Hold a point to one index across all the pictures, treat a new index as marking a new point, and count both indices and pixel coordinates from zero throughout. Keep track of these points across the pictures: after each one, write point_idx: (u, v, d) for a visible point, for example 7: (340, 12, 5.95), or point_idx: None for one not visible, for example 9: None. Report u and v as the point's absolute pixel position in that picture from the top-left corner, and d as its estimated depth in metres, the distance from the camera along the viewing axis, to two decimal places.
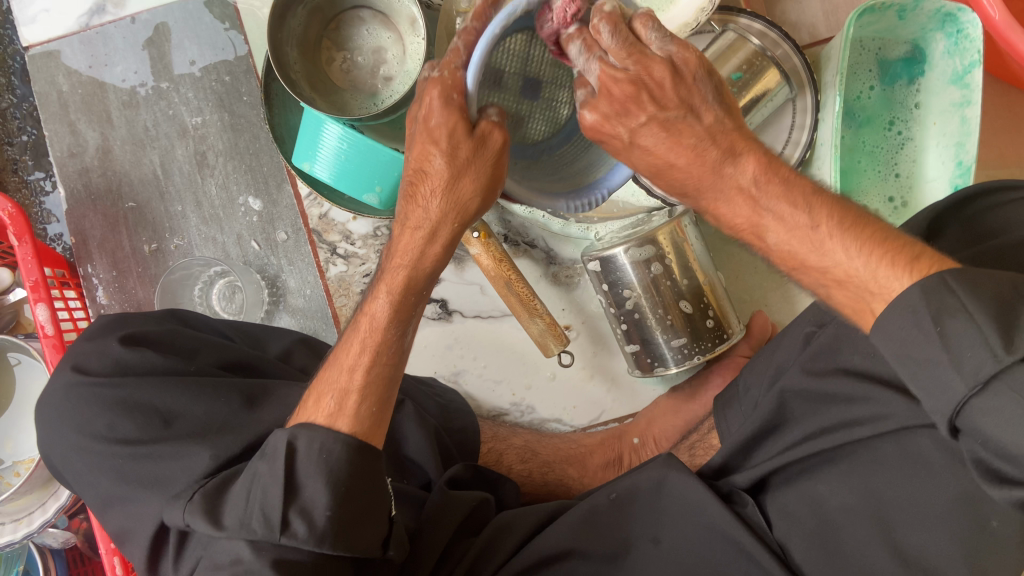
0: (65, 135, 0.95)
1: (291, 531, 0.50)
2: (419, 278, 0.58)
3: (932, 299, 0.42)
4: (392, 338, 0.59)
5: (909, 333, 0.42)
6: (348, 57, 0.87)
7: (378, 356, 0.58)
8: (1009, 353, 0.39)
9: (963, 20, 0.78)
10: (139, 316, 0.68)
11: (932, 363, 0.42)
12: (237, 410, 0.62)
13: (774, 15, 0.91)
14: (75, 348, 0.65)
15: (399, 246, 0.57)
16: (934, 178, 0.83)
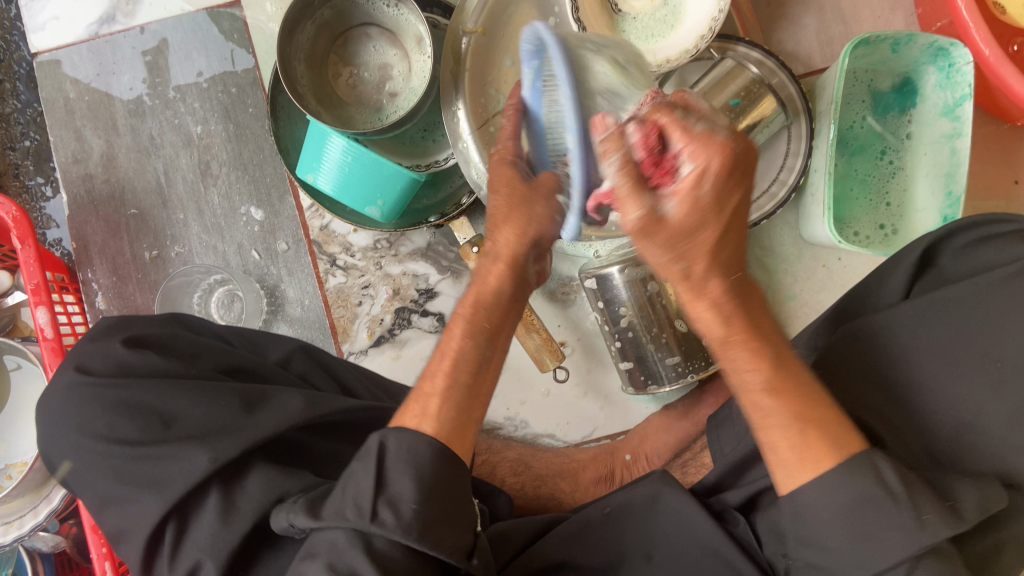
0: (70, 141, 0.96)
1: (378, 519, 0.48)
2: (488, 298, 0.60)
3: (873, 474, 0.46)
4: (468, 346, 0.58)
5: (824, 508, 0.47)
6: (354, 72, 0.88)
7: (458, 363, 0.57)
8: (926, 529, 0.45)
9: (955, 54, 0.80)
10: (141, 318, 0.69)
11: (856, 527, 0.46)
12: (235, 414, 0.62)
13: (771, 44, 0.93)
14: (78, 348, 0.66)
15: (475, 275, 0.61)
16: (924, 207, 0.85)
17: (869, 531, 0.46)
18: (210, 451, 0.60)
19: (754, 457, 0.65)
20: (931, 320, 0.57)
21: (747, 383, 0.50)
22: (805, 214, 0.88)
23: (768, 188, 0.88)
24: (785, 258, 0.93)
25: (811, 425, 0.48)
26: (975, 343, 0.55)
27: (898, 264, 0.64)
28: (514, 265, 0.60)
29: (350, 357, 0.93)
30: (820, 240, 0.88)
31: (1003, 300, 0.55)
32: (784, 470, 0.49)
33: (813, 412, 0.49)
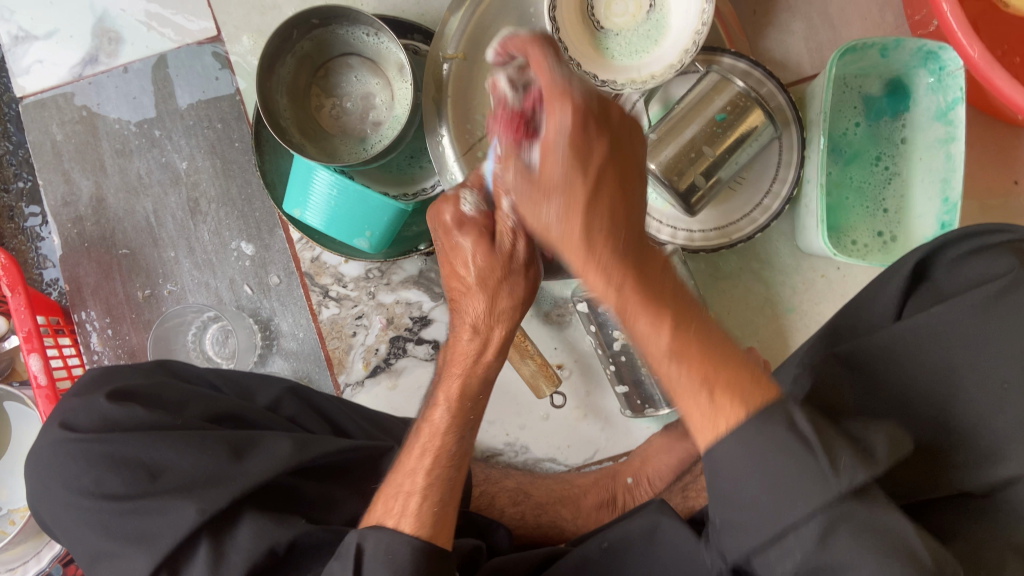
0: (60, 184, 0.96)
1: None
2: (475, 388, 0.59)
3: (784, 422, 0.41)
4: (452, 441, 0.59)
5: (744, 469, 0.42)
6: (337, 103, 0.88)
7: (439, 458, 0.59)
8: (839, 476, 0.39)
9: (945, 57, 0.79)
10: (127, 368, 0.69)
11: (766, 492, 0.41)
12: (222, 463, 0.62)
13: (759, 53, 0.91)
14: (65, 404, 0.65)
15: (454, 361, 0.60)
16: (921, 214, 0.83)
17: (777, 484, 0.40)
18: (198, 503, 0.59)
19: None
20: (914, 354, 0.58)
21: (654, 351, 0.46)
22: (800, 225, 0.87)
23: (761, 201, 0.87)
24: (784, 270, 0.91)
25: (720, 388, 0.43)
26: (961, 372, 0.56)
27: (892, 279, 0.64)
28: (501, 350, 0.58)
29: (346, 389, 0.93)
30: (816, 250, 0.86)
31: (1000, 323, 0.55)
32: (688, 397, 0.44)
33: (722, 374, 0.44)
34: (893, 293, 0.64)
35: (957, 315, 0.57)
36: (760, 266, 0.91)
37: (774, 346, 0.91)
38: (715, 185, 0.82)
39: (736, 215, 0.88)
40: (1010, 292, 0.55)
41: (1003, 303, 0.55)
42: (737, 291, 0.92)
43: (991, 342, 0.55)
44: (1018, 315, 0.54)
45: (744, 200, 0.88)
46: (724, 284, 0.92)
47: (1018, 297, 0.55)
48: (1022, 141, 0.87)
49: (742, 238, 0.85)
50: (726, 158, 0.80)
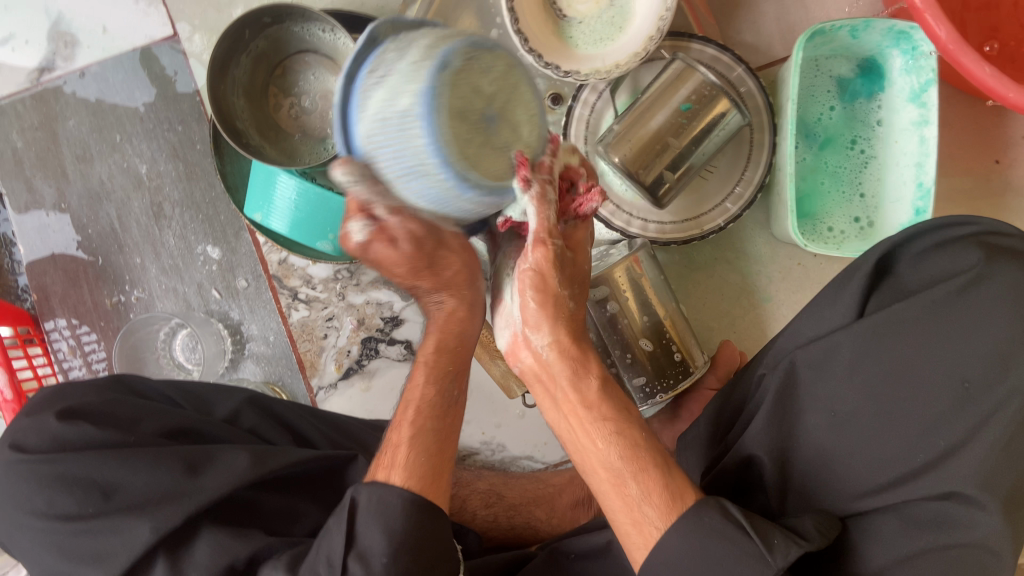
0: (23, 192, 0.95)
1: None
2: (452, 342, 0.62)
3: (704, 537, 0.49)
4: (433, 391, 0.59)
5: (675, 562, 0.49)
6: (296, 102, 0.86)
7: (425, 411, 0.58)
8: (774, 557, 0.48)
9: (916, 37, 0.77)
10: (80, 384, 0.67)
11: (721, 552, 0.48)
12: (176, 479, 0.60)
13: (729, 35, 0.89)
14: (16, 424, 0.64)
15: (432, 322, 0.64)
16: (897, 199, 0.81)
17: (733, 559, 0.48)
18: (152, 523, 0.58)
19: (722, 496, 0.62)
20: (859, 359, 0.56)
21: (590, 465, 0.55)
22: (774, 213, 0.85)
23: (733, 189, 0.84)
24: (759, 258, 0.89)
25: (631, 481, 0.52)
26: (909, 377, 0.55)
27: (849, 280, 0.61)
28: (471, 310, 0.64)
29: (320, 393, 0.92)
30: (789, 239, 0.84)
31: (969, 311, 0.55)
32: (645, 524, 0.50)
33: (643, 465, 0.53)
34: (851, 293, 0.60)
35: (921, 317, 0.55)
36: (735, 255, 0.89)
37: (751, 336, 0.89)
38: (684, 175, 0.80)
39: (708, 205, 0.85)
40: (972, 289, 0.55)
41: (968, 298, 0.55)
42: (713, 282, 0.90)
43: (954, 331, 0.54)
44: (977, 316, 0.54)
45: (716, 189, 0.86)
46: (698, 274, 0.90)
47: (986, 289, 0.55)
48: (1000, 118, 0.85)
49: (714, 229, 0.83)
50: (693, 149, 0.78)
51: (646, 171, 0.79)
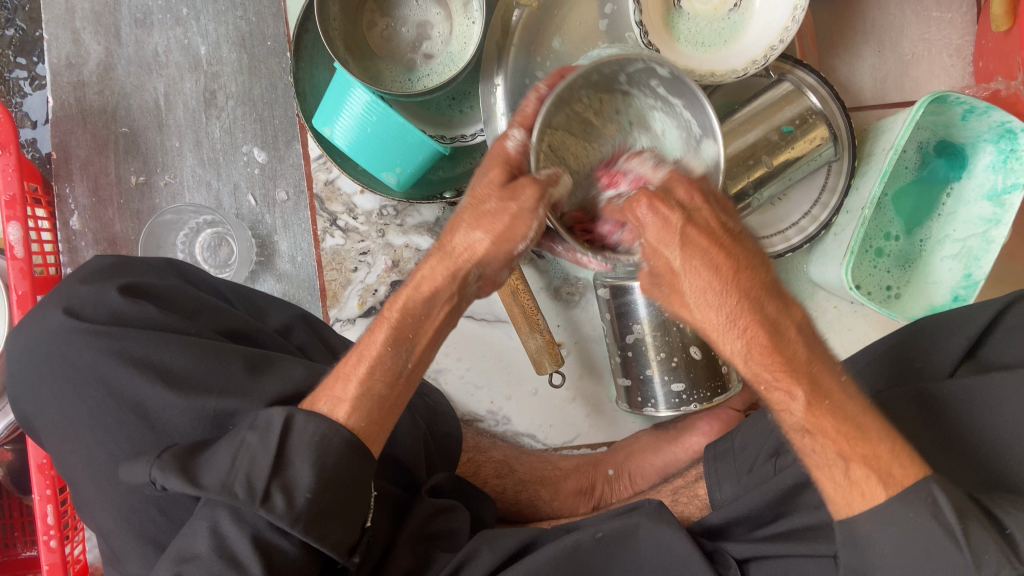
0: (66, 43, 0.87)
1: (270, 504, 0.48)
2: (370, 367, 0.53)
3: (931, 503, 0.47)
4: (367, 390, 0.54)
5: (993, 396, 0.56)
6: (391, 25, 0.82)
7: (374, 372, 0.54)
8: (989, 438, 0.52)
9: (1019, 140, 0.80)
10: (139, 263, 0.63)
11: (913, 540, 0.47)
12: (235, 377, 0.56)
13: (824, 72, 0.91)
14: (68, 289, 0.59)
15: (349, 381, 0.53)
16: (935, 281, 0.86)
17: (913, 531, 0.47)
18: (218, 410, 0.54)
19: (767, 515, 0.64)
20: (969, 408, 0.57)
21: None
22: (824, 254, 0.86)
23: (798, 220, 0.86)
24: (798, 293, 0.91)
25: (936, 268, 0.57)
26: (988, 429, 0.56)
27: (952, 331, 0.62)
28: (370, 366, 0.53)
29: (336, 323, 0.88)
30: (828, 280, 0.86)
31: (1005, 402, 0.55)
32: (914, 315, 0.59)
33: None
34: (954, 345, 0.61)
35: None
36: None
37: None
38: (750, 204, 0.81)
39: (771, 230, 0.86)
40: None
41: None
42: None
43: (983, 413, 0.56)
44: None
45: (781, 216, 0.87)
46: None
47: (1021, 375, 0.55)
48: None
49: (774, 253, 0.84)
50: (780, 171, 0.79)
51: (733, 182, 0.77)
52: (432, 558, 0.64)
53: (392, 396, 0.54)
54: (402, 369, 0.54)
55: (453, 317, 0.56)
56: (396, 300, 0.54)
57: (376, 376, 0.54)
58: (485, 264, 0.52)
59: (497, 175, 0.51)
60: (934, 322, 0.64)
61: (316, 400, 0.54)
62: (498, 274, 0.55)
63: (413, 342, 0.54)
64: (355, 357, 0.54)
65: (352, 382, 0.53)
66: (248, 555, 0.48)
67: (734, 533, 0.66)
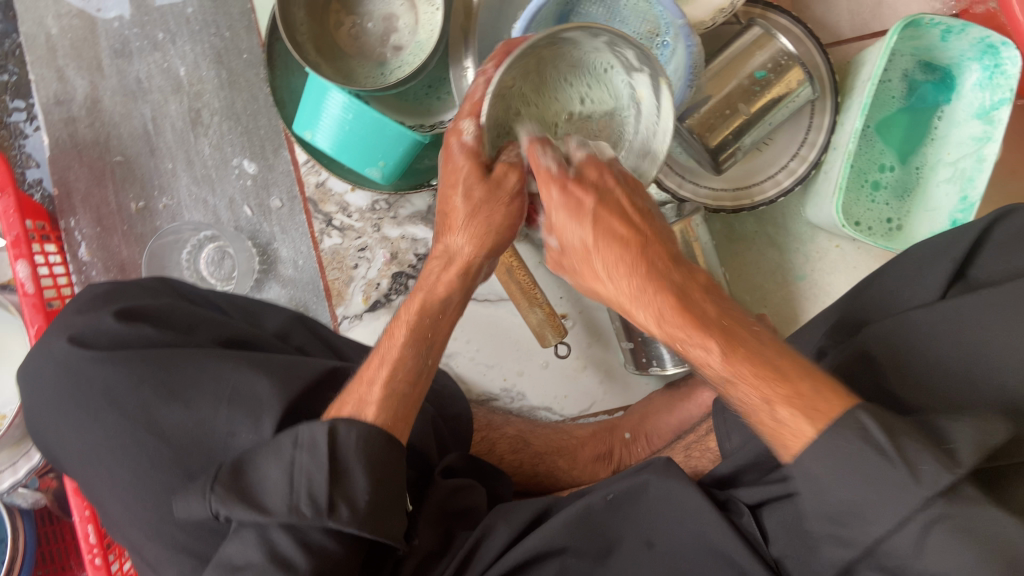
0: (52, 81, 0.91)
1: (336, 515, 0.48)
2: (409, 358, 0.58)
3: (859, 432, 0.42)
4: (409, 358, 0.58)
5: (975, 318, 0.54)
6: (358, 22, 0.83)
7: (396, 372, 0.57)
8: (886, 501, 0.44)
9: (1003, 54, 0.78)
10: (133, 286, 0.66)
11: (860, 491, 0.42)
12: (240, 377, 0.58)
13: (799, 11, 0.89)
14: (66, 321, 0.62)
15: (378, 372, 0.57)
16: (934, 208, 0.84)
17: (865, 479, 0.42)
18: (222, 425, 0.56)
19: (772, 460, 0.65)
20: (952, 330, 0.55)
21: None
22: (817, 194, 0.85)
23: (787, 163, 0.85)
24: (798, 237, 0.90)
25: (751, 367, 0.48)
26: (976, 345, 0.54)
27: (939, 256, 0.61)
28: (402, 359, 0.58)
29: (344, 321, 0.89)
30: (823, 219, 0.86)
31: (985, 324, 0.53)
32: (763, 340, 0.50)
33: None
34: (938, 272, 0.61)
35: (985, 306, 0.54)
36: (775, 232, 0.91)
37: (782, 313, 0.91)
38: (736, 151, 0.80)
39: (761, 175, 0.86)
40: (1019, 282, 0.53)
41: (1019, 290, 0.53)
42: (751, 255, 0.91)
43: (963, 332, 0.54)
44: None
45: (770, 160, 0.86)
46: (737, 246, 0.91)
47: (1005, 292, 0.53)
48: None
49: (766, 199, 0.84)
50: (760, 117, 0.78)
51: (712, 134, 0.78)
52: (450, 537, 0.67)
53: (416, 392, 0.58)
54: (425, 366, 0.59)
55: (458, 310, 0.62)
56: (409, 308, 0.61)
57: (402, 371, 0.57)
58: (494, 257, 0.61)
59: (472, 176, 0.55)
60: (923, 248, 0.64)
61: (342, 405, 0.55)
62: (497, 259, 0.63)
63: (433, 342, 0.60)
64: (374, 366, 0.58)
65: (387, 371, 0.57)
66: (270, 555, 0.48)
67: (743, 480, 0.68)
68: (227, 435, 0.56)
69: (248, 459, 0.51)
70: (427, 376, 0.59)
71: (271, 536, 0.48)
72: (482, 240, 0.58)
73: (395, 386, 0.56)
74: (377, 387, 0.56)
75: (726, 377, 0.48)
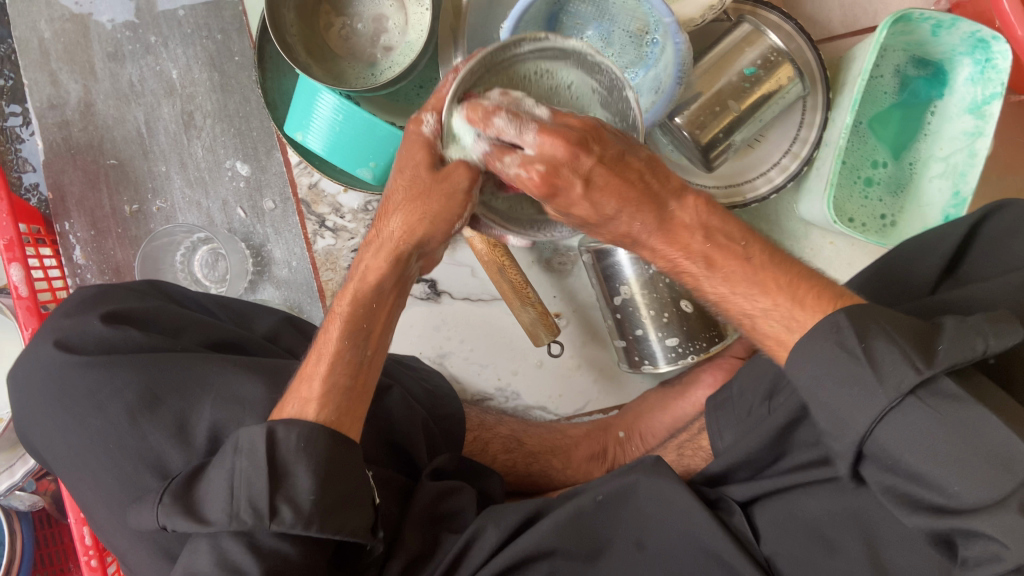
0: (46, 85, 0.91)
1: (277, 519, 0.48)
2: (346, 349, 0.56)
3: (835, 335, 0.45)
4: (345, 350, 0.56)
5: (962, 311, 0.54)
6: (348, 24, 0.83)
7: (335, 365, 0.56)
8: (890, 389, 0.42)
9: (994, 49, 0.78)
10: (122, 289, 0.66)
11: (846, 395, 0.44)
12: (227, 379, 0.58)
13: (790, 8, 0.89)
14: (53, 324, 0.62)
15: (313, 366, 0.56)
16: (927, 203, 0.84)
17: (845, 379, 0.44)
18: (210, 427, 0.56)
19: (762, 456, 0.65)
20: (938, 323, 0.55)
21: None
22: (809, 191, 0.85)
23: (778, 160, 0.85)
24: (791, 234, 0.90)
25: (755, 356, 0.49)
26: None
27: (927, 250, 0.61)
28: (338, 353, 0.56)
29: None
30: (816, 216, 0.85)
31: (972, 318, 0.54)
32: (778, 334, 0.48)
33: None
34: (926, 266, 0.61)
35: (972, 300, 0.54)
36: (769, 229, 0.90)
37: None
38: (727, 148, 0.80)
39: (752, 172, 0.86)
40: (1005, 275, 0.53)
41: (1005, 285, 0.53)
42: None
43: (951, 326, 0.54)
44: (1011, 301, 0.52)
45: (761, 157, 0.86)
46: None
47: (991, 286, 0.53)
48: None
49: (757, 197, 0.84)
50: (751, 114, 0.78)
51: (703, 131, 0.77)
52: (440, 538, 0.67)
53: (359, 384, 0.57)
54: (362, 358, 0.57)
55: (398, 298, 0.59)
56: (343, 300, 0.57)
57: (337, 364, 0.56)
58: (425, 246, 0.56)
59: (417, 158, 0.52)
60: (912, 243, 0.64)
61: (285, 404, 0.55)
62: (433, 252, 0.58)
63: (369, 333, 0.57)
64: (314, 358, 0.57)
65: (316, 364, 0.56)
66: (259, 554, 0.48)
67: (734, 477, 0.68)
68: (216, 436, 0.56)
69: (201, 469, 0.52)
70: (359, 367, 0.57)
71: (260, 537, 0.49)
72: (415, 227, 0.53)
73: (332, 380, 0.55)
74: (313, 384, 0.55)
75: (726, 295, 0.51)
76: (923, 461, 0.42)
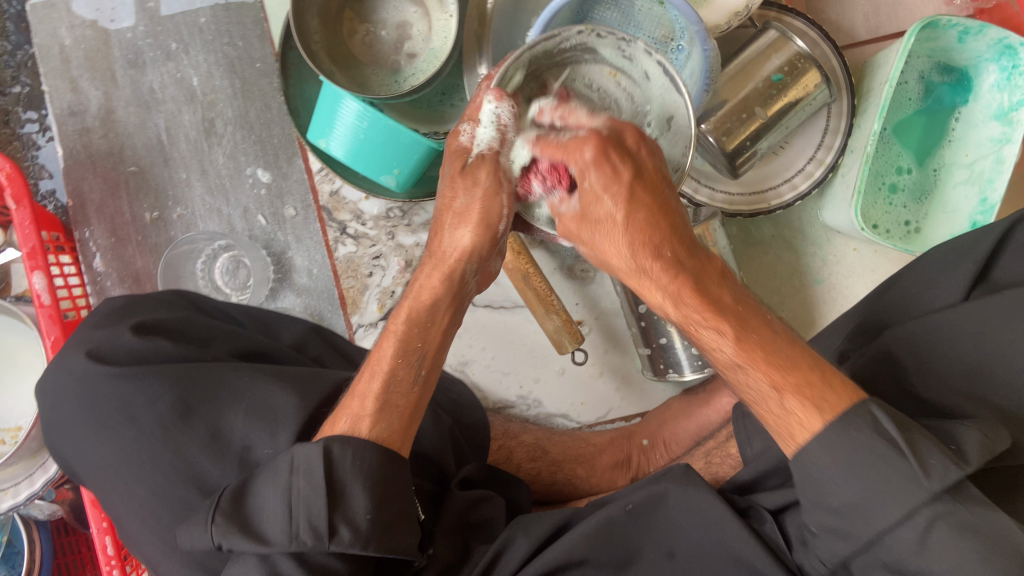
0: (66, 92, 0.91)
1: (337, 538, 0.48)
2: (403, 366, 0.57)
3: (870, 420, 0.46)
4: (400, 367, 0.57)
5: (1003, 320, 0.54)
6: (371, 30, 0.83)
7: (389, 383, 0.56)
8: (930, 478, 0.43)
9: (1022, 55, 0.77)
10: (150, 299, 0.66)
11: (867, 483, 0.44)
12: (252, 396, 0.57)
13: (813, 14, 0.89)
14: (83, 335, 0.62)
15: (371, 381, 0.56)
16: (953, 211, 0.83)
17: (864, 467, 0.44)
18: (242, 438, 0.55)
19: None
20: (977, 334, 0.55)
21: None
22: (834, 197, 0.85)
23: (803, 166, 0.84)
24: (814, 240, 0.90)
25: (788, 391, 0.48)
26: (1007, 350, 0.53)
27: (960, 257, 0.61)
28: (392, 373, 0.56)
29: (359, 330, 0.88)
30: (841, 222, 0.85)
31: (1014, 326, 0.53)
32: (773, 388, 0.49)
33: None
34: (961, 274, 0.60)
35: (1013, 308, 0.54)
36: (792, 236, 0.90)
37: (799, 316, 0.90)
38: (752, 155, 0.80)
39: (776, 179, 0.85)
40: None
41: None
42: (768, 258, 0.90)
43: (994, 334, 0.54)
44: None
45: (785, 164, 0.86)
46: (755, 250, 0.91)
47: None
48: None
49: (783, 204, 0.83)
50: (777, 120, 0.77)
51: (729, 138, 0.77)
52: (471, 548, 0.66)
53: (411, 403, 0.56)
54: (417, 376, 0.57)
55: (450, 322, 0.60)
56: (400, 313, 0.60)
57: (393, 383, 0.56)
58: (476, 258, 0.60)
59: (454, 168, 0.58)
60: (945, 248, 0.63)
61: (338, 419, 0.55)
62: (487, 267, 0.62)
63: (424, 351, 0.58)
64: (366, 377, 0.57)
65: (367, 384, 0.56)
66: (296, 563, 0.48)
67: (765, 486, 0.67)
68: (250, 448, 0.56)
69: (249, 483, 0.51)
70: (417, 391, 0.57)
71: (299, 550, 0.48)
72: (465, 245, 0.59)
73: (390, 402, 0.55)
74: (363, 400, 0.55)
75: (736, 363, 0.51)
76: (934, 562, 0.42)
